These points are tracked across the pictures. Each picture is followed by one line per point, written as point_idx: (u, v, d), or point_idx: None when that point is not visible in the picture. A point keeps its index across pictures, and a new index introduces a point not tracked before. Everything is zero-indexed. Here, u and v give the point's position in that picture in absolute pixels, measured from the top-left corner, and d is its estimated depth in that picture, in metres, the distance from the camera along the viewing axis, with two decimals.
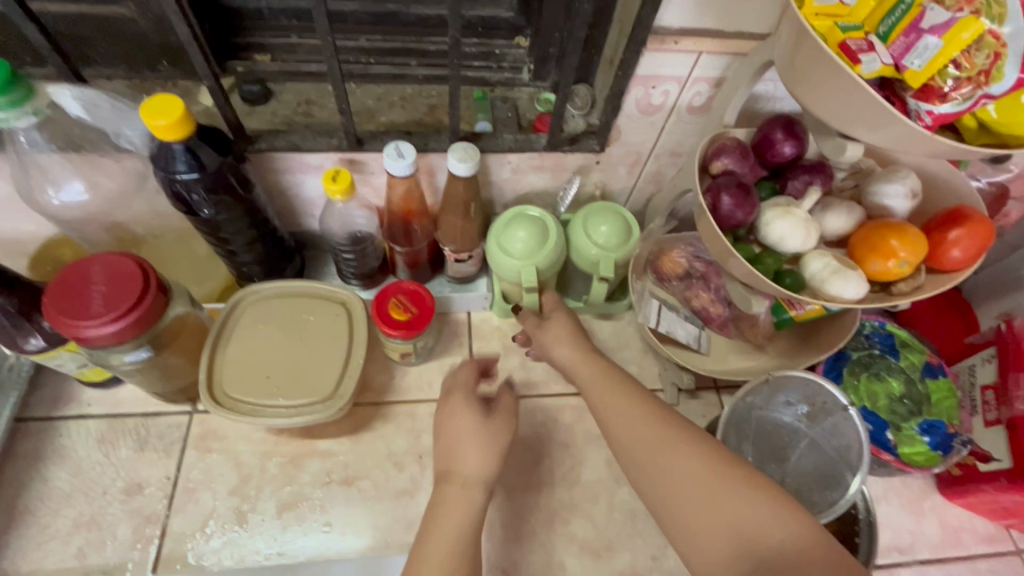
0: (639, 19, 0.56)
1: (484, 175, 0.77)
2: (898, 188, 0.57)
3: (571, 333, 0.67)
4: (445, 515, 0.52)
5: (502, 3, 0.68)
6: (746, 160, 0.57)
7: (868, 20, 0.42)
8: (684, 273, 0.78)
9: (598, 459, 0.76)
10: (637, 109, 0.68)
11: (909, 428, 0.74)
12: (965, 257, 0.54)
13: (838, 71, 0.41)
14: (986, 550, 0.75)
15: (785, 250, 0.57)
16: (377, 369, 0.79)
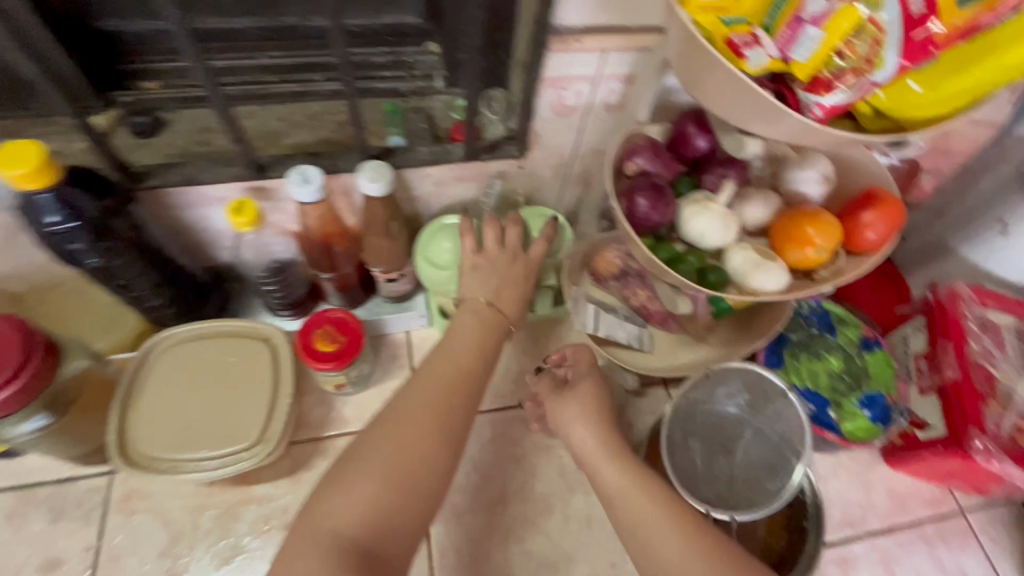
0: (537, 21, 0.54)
1: (405, 190, 0.74)
2: (810, 174, 0.57)
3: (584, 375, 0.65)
4: (463, 343, 0.63)
5: (408, 8, 0.64)
6: (660, 157, 0.56)
7: (753, 12, 0.41)
8: (620, 271, 0.76)
9: (551, 470, 0.74)
10: (552, 112, 0.66)
11: (851, 402, 0.75)
12: (880, 239, 0.54)
13: (725, 69, 0.40)
14: (932, 514, 0.77)
15: (707, 246, 0.57)
16: (313, 403, 0.75)
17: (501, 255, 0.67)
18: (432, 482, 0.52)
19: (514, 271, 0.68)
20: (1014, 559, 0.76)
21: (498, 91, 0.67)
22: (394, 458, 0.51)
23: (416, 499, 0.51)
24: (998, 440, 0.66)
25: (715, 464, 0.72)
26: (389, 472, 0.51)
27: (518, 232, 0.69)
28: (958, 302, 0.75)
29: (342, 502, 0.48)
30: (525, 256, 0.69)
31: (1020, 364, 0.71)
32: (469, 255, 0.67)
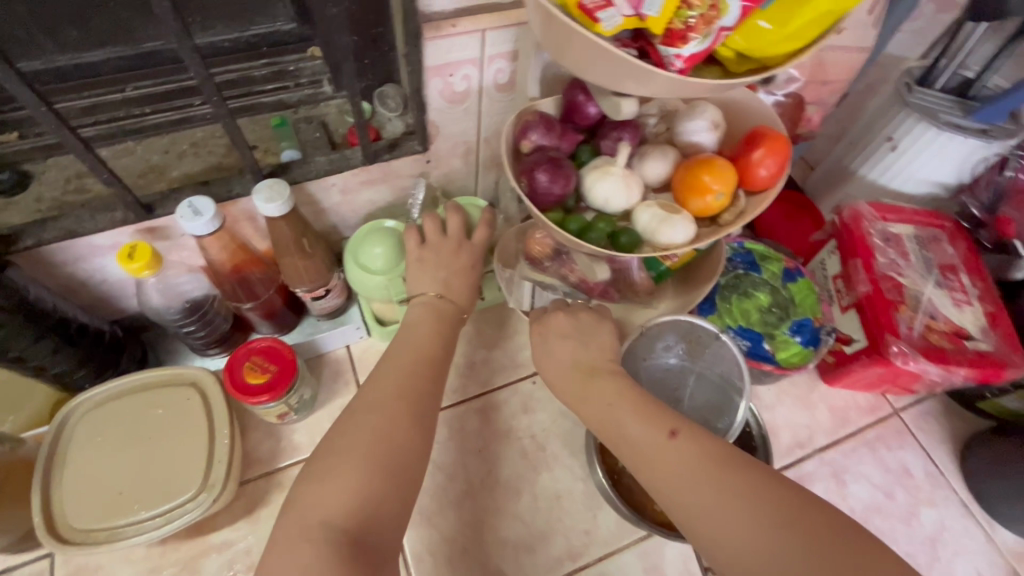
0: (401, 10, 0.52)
1: (313, 204, 0.71)
2: (700, 123, 0.58)
3: (566, 329, 0.65)
4: (419, 334, 0.61)
5: (277, 16, 0.58)
6: (553, 129, 0.56)
7: None
8: (554, 252, 0.73)
9: (514, 455, 0.75)
10: (444, 100, 0.65)
11: (783, 331, 0.79)
12: (776, 173, 0.56)
13: (582, 37, 0.41)
14: (871, 420, 0.83)
15: (614, 210, 0.57)
16: (259, 437, 0.72)
17: (446, 244, 0.66)
18: (413, 467, 0.51)
19: (460, 261, 0.66)
20: (948, 446, 0.82)
21: (392, 83, 0.66)
22: (374, 445, 0.50)
23: (400, 478, 0.49)
24: (912, 342, 0.70)
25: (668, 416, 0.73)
26: (368, 458, 0.49)
27: (461, 220, 0.68)
28: (862, 220, 0.79)
29: (321, 496, 0.46)
30: (470, 240, 0.68)
31: (922, 269, 0.77)
32: (414, 248, 0.65)
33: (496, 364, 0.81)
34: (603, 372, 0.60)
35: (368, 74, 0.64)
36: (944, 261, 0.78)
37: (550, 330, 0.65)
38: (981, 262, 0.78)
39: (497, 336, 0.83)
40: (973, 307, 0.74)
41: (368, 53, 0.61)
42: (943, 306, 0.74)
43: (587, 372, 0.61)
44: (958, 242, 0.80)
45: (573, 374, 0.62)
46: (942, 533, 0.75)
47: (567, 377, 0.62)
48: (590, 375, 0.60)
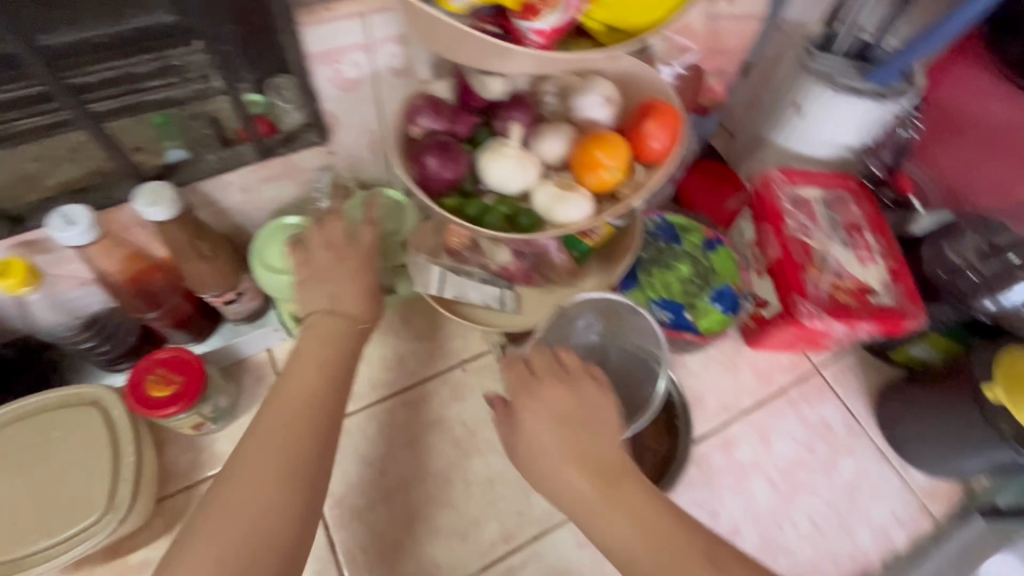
0: None
1: (211, 205, 0.68)
2: (593, 98, 0.58)
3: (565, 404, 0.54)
4: (305, 360, 0.55)
5: (155, 6, 0.53)
6: (442, 112, 0.55)
7: None
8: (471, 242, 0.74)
9: (445, 444, 0.75)
10: (336, 89, 0.62)
11: (702, 300, 0.81)
12: (668, 144, 0.57)
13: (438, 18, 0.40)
14: (793, 379, 0.86)
15: (511, 192, 0.57)
16: (177, 451, 0.70)
17: (336, 249, 0.61)
18: (288, 535, 0.48)
19: (349, 266, 0.60)
20: (864, 397, 0.86)
21: (286, 74, 0.61)
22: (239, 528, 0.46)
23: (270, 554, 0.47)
24: (819, 301, 0.73)
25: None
26: (231, 547, 0.46)
27: (342, 227, 0.62)
28: (771, 186, 0.81)
29: None
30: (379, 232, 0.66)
31: (829, 230, 0.79)
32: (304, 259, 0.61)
33: (424, 355, 0.80)
34: (619, 474, 0.51)
35: (258, 62, 0.59)
36: (850, 221, 0.81)
37: (544, 403, 0.54)
38: (884, 220, 0.81)
39: (425, 327, 0.82)
40: (876, 264, 0.77)
41: (255, 45, 0.58)
42: (849, 265, 0.76)
43: (599, 471, 0.51)
44: (862, 201, 0.82)
45: (588, 484, 0.50)
46: (859, 481, 0.79)
47: (581, 484, 0.50)
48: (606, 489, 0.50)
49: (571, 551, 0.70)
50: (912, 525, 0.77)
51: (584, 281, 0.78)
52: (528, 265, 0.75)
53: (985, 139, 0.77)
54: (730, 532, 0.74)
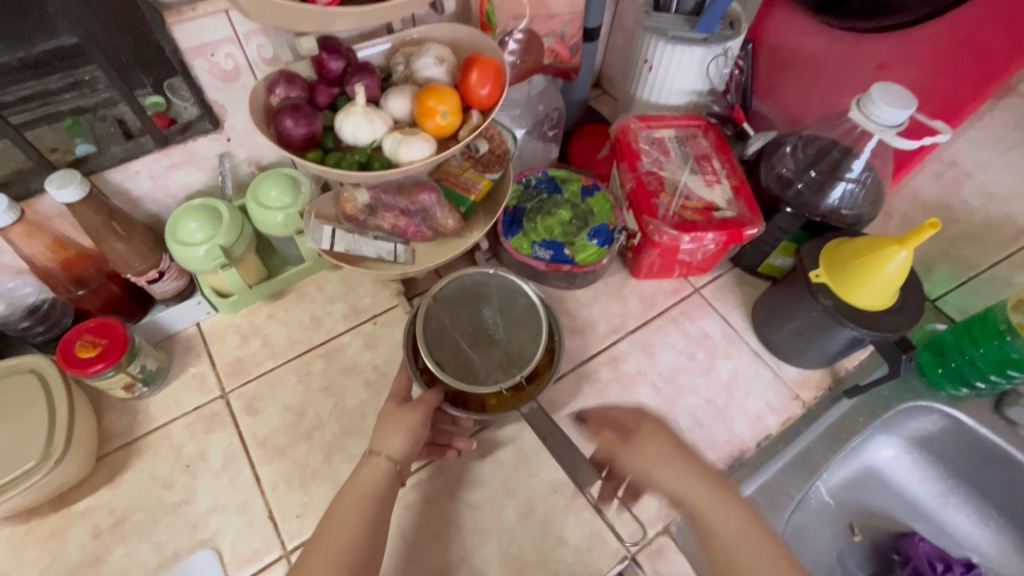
0: None
1: (123, 194, 0.78)
2: (428, 59, 0.69)
3: (667, 450, 0.66)
4: (355, 486, 0.62)
5: (58, 32, 0.64)
6: (296, 83, 0.66)
7: None
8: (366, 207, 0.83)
9: (358, 386, 0.84)
10: (217, 80, 0.73)
11: (581, 237, 0.92)
12: (495, 91, 0.68)
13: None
14: (676, 300, 0.96)
15: (364, 144, 0.67)
16: (116, 415, 0.79)
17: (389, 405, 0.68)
18: None
19: (412, 417, 0.66)
20: (740, 309, 0.96)
21: (180, 75, 0.72)
22: None
23: None
24: (668, 220, 0.83)
25: (488, 355, 0.75)
26: None
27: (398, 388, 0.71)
28: (628, 132, 0.92)
29: None
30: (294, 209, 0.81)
31: (680, 161, 0.90)
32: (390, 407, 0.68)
33: (338, 314, 0.90)
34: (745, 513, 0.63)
35: (152, 68, 0.70)
36: (699, 152, 0.91)
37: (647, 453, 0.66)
38: (729, 147, 0.92)
39: (339, 290, 0.92)
40: (721, 185, 0.87)
41: (144, 54, 0.68)
42: (696, 188, 0.87)
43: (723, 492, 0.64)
44: (709, 135, 0.93)
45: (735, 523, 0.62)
46: (736, 379, 0.89)
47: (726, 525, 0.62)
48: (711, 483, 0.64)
49: (475, 463, 0.79)
50: (785, 411, 0.86)
51: (472, 232, 0.89)
52: (417, 222, 0.85)
53: (806, 71, 0.91)
54: None
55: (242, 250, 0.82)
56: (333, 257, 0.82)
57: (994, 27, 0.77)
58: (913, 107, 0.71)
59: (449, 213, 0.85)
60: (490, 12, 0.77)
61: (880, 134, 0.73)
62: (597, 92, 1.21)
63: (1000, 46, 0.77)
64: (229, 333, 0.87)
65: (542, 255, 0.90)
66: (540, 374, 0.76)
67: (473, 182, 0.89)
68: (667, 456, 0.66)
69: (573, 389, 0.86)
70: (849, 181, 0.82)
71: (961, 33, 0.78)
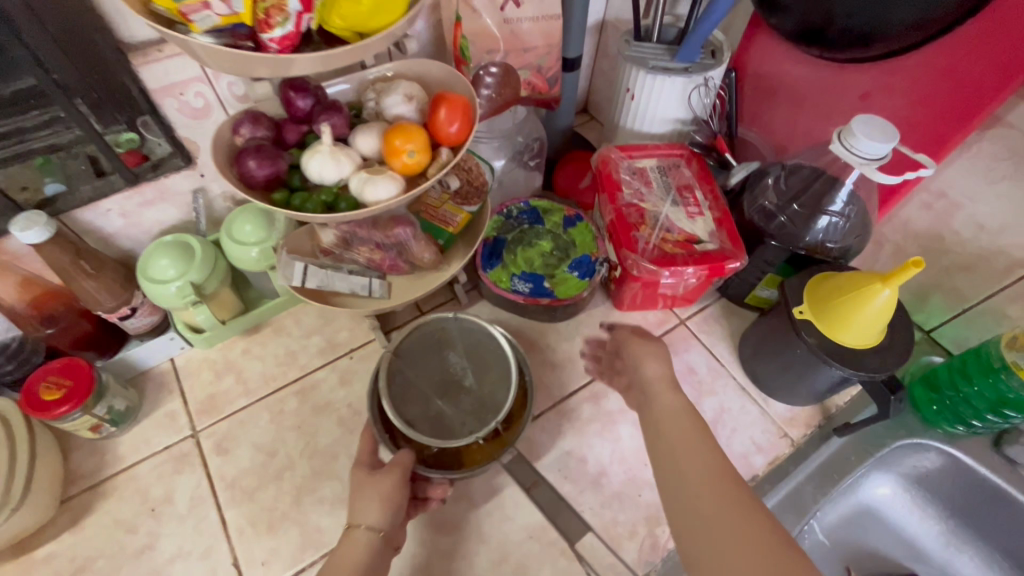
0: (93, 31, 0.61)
1: (96, 232, 0.78)
2: (396, 97, 0.68)
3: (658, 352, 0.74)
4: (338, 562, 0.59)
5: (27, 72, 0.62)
6: (262, 123, 0.65)
7: None
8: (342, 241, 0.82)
9: (331, 424, 0.82)
10: (186, 117, 0.73)
11: (562, 269, 0.90)
12: (464, 127, 0.67)
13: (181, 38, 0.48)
14: (660, 333, 0.93)
15: (330, 183, 0.66)
16: (84, 455, 0.78)
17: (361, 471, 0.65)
18: None
19: (387, 481, 0.63)
20: (727, 342, 0.93)
21: (147, 116, 0.71)
22: None
23: None
24: (647, 254, 0.81)
25: (458, 406, 0.74)
26: None
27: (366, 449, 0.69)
28: (610, 162, 0.90)
29: None
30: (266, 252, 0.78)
31: (662, 192, 0.88)
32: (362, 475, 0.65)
33: (314, 348, 0.89)
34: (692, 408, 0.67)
35: (124, 107, 0.68)
36: (681, 182, 0.90)
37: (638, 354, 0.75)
38: (712, 177, 0.90)
39: (316, 324, 0.91)
40: (703, 217, 0.86)
41: (114, 93, 0.67)
42: (678, 220, 0.85)
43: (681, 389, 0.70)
44: (692, 165, 0.91)
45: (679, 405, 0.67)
46: (722, 416, 0.86)
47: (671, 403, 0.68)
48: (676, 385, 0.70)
49: (448, 507, 0.77)
50: (771, 450, 0.84)
51: (451, 264, 0.87)
52: (392, 255, 0.83)
53: (790, 98, 0.89)
54: (598, 474, 0.80)
55: (214, 286, 0.81)
56: (306, 294, 0.81)
57: (983, 58, 0.67)
58: (895, 140, 0.69)
59: (425, 246, 0.83)
60: (463, 46, 0.78)
61: (861, 168, 0.71)
62: (584, 118, 1.20)
63: (988, 80, 0.68)
64: (203, 369, 0.86)
65: (521, 288, 0.88)
66: (515, 420, 0.75)
67: (451, 215, 0.88)
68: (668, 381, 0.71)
69: (552, 427, 0.83)
70: (832, 214, 0.79)
71: (943, 65, 0.70)
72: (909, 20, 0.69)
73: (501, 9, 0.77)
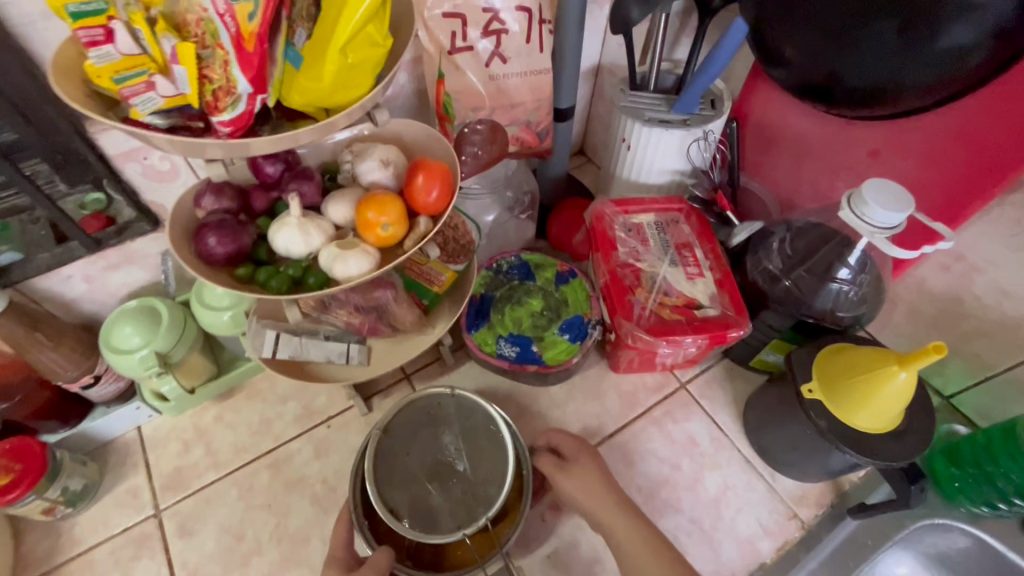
0: (46, 99, 0.58)
1: (56, 298, 0.74)
2: (370, 164, 0.64)
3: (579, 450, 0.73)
4: None
5: None
6: (225, 193, 0.60)
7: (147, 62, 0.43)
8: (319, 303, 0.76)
9: (303, 503, 0.76)
10: (151, 180, 0.69)
11: (552, 331, 0.84)
12: (444, 195, 0.63)
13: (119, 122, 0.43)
14: (658, 398, 0.87)
15: (298, 256, 0.61)
16: (37, 537, 0.73)
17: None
18: None
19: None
20: (730, 409, 0.87)
21: (108, 178, 0.67)
22: None
23: None
24: (642, 321, 0.76)
25: (448, 494, 0.68)
26: None
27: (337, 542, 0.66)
28: (604, 219, 0.85)
29: None
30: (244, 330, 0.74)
31: (660, 251, 0.83)
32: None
33: (289, 416, 0.83)
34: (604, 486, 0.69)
35: (81, 172, 0.65)
36: (680, 240, 0.84)
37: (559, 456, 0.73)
38: (713, 235, 0.85)
39: (292, 388, 0.86)
40: (703, 278, 0.80)
41: (70, 159, 0.63)
42: (676, 282, 0.79)
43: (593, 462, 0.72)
44: (692, 220, 0.86)
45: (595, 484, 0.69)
46: (725, 494, 0.80)
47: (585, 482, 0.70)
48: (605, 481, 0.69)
49: None
50: (780, 534, 0.77)
51: (434, 326, 0.82)
52: (373, 319, 0.77)
53: (794, 151, 0.85)
54: (591, 562, 0.74)
55: (182, 354, 0.77)
56: (278, 365, 0.76)
57: (1002, 125, 0.63)
58: (910, 209, 0.64)
59: (408, 309, 0.78)
60: (446, 104, 0.76)
61: (873, 237, 0.65)
62: (580, 161, 1.15)
63: (1006, 149, 0.64)
64: (169, 439, 0.81)
65: (506, 351, 0.83)
66: (508, 513, 0.69)
67: (437, 273, 0.82)
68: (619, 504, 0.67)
69: (542, 508, 0.77)
70: (841, 282, 0.74)
71: (960, 127, 0.66)
72: (923, 82, 0.62)
73: (485, 66, 0.75)
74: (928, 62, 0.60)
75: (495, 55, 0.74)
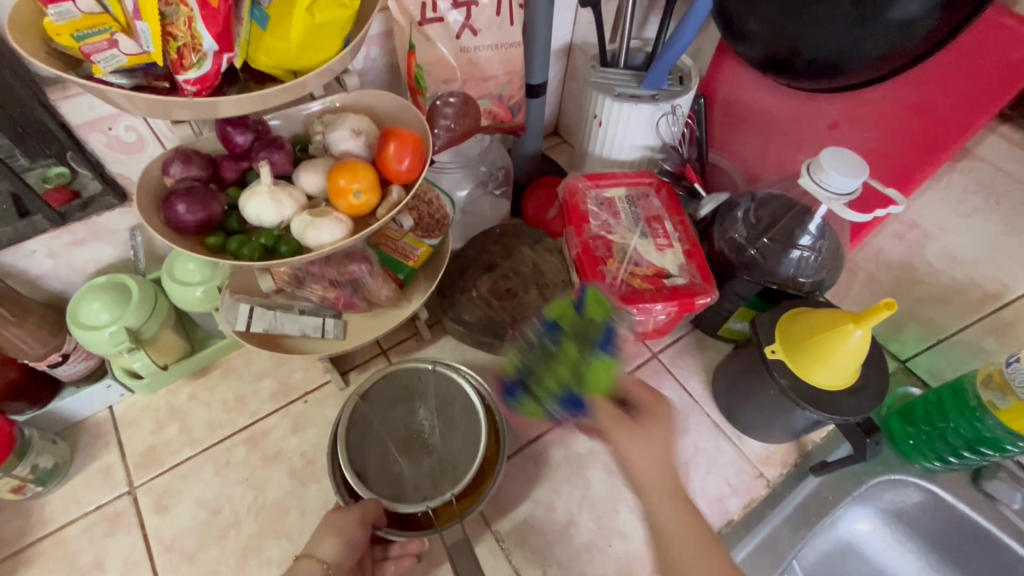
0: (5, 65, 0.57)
1: (21, 274, 0.73)
2: (342, 132, 0.64)
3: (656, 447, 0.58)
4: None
5: None
6: (194, 162, 0.60)
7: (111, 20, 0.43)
8: (294, 277, 0.76)
9: (281, 476, 0.76)
10: (117, 152, 0.68)
11: (600, 371, 0.63)
12: (414, 164, 0.63)
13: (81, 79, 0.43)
14: (631, 367, 0.90)
15: (270, 225, 0.61)
16: (7, 518, 0.72)
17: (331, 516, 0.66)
18: None
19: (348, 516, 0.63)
20: (700, 377, 0.90)
21: (72, 151, 0.66)
22: None
23: None
24: (613, 290, 0.78)
25: (419, 465, 0.70)
26: None
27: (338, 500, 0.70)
28: (577, 193, 0.86)
29: None
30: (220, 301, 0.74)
31: (631, 224, 0.85)
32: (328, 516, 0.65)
33: (266, 392, 0.83)
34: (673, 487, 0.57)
35: (41, 145, 0.64)
36: (651, 213, 0.86)
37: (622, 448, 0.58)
38: (682, 209, 0.87)
39: (269, 365, 0.86)
40: (673, 249, 0.82)
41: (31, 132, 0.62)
42: (646, 253, 0.81)
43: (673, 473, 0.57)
44: (662, 194, 0.88)
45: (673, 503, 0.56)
46: (695, 456, 0.83)
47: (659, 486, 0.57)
48: (674, 489, 0.57)
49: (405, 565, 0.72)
50: (747, 492, 0.81)
51: (410, 300, 0.82)
52: (348, 293, 0.77)
53: (759, 125, 0.87)
54: (566, 525, 0.76)
55: (154, 330, 0.76)
56: (252, 338, 0.75)
57: (951, 93, 0.66)
58: (865, 175, 0.66)
59: (383, 283, 0.77)
60: (417, 75, 0.76)
61: (830, 204, 0.68)
62: (555, 141, 1.17)
63: (955, 115, 0.67)
64: (143, 418, 0.80)
65: (558, 414, 0.68)
66: (475, 488, 0.69)
67: (412, 248, 0.82)
68: (668, 490, 0.57)
69: (518, 473, 0.79)
70: (803, 249, 0.77)
71: (911, 97, 0.69)
72: (878, 52, 0.65)
73: (456, 37, 0.75)
74: (881, 33, 0.63)
75: (465, 27, 0.75)
